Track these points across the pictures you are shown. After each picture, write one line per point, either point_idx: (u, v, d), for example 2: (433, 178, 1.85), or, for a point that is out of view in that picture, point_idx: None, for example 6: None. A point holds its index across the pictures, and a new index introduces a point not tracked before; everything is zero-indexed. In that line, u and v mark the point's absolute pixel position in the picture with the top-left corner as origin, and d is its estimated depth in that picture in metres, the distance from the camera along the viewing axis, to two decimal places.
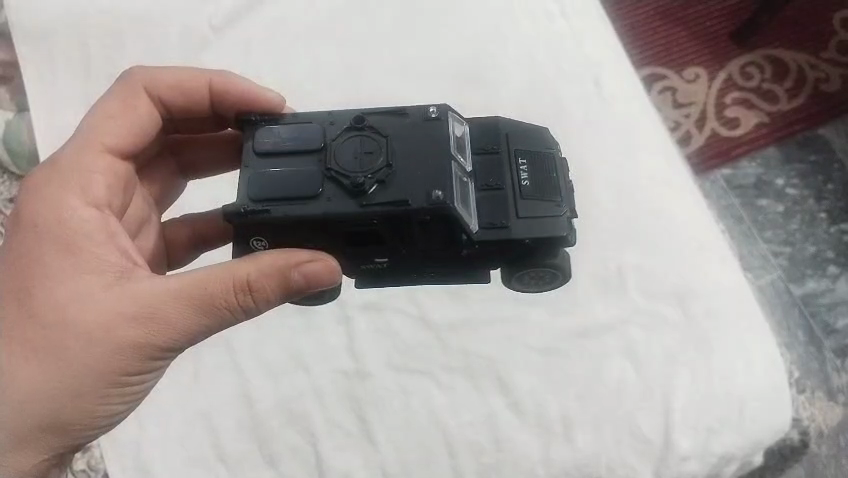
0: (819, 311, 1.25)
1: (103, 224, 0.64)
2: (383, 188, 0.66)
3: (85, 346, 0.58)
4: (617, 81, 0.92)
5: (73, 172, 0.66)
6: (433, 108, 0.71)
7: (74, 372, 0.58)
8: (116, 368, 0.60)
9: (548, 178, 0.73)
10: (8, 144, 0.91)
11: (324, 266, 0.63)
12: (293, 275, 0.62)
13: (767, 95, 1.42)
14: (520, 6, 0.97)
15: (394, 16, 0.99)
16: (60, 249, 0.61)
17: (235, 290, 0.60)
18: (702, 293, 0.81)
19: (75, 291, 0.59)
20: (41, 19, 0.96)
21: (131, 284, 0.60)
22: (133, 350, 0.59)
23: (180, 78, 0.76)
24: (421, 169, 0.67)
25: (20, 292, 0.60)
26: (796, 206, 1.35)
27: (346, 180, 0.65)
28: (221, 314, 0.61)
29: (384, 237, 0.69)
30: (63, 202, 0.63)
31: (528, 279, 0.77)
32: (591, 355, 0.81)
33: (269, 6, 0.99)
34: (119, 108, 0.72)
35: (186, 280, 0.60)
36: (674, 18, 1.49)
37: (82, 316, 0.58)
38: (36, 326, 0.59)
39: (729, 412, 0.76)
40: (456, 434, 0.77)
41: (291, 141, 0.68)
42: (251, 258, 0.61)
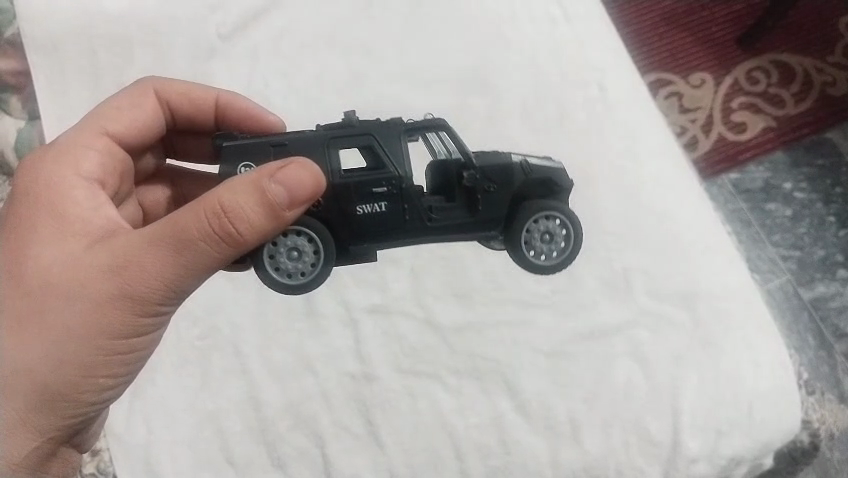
0: (830, 315, 1.25)
1: (93, 193, 0.64)
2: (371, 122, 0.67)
3: (71, 305, 0.58)
4: (621, 86, 0.93)
5: (66, 150, 0.68)
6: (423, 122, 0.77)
7: (62, 331, 0.59)
8: (103, 325, 0.59)
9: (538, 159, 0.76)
10: (20, 151, 0.95)
11: (306, 175, 0.56)
12: (270, 190, 0.55)
13: (773, 99, 1.42)
14: (524, 11, 0.98)
15: (398, 23, 1.00)
16: (48, 216, 0.62)
17: (209, 221, 0.55)
18: (707, 294, 0.81)
19: (59, 256, 0.60)
20: (53, 27, 0.98)
21: (114, 240, 0.60)
22: (116, 304, 0.58)
23: (191, 89, 0.79)
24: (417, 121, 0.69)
25: (12, 266, 0.61)
26: (805, 210, 1.35)
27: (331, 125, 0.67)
28: (201, 251, 0.56)
29: (380, 154, 0.63)
30: (53, 172, 0.65)
31: (542, 248, 0.67)
32: (598, 357, 0.80)
33: (276, 14, 1.01)
34: (126, 99, 0.75)
35: (161, 223, 0.57)
36: (679, 23, 1.49)
37: (66, 276, 0.59)
38: (24, 296, 0.60)
39: (738, 413, 0.77)
40: (463, 436, 0.77)
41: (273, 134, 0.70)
42: (225, 183, 0.56)
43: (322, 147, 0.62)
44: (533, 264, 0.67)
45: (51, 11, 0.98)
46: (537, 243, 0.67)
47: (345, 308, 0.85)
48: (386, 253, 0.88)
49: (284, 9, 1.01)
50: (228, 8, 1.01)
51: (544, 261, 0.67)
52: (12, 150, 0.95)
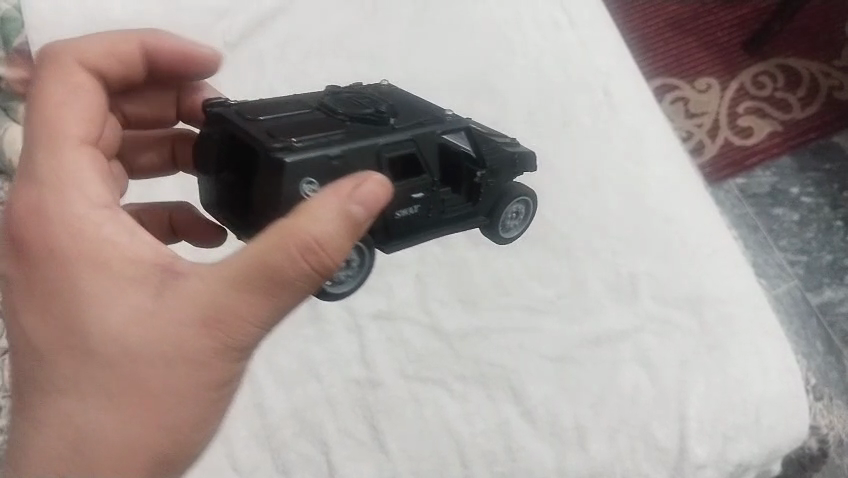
0: (838, 320, 1.24)
1: (122, 223, 0.54)
2: (394, 116, 0.65)
3: (165, 368, 0.51)
4: (625, 90, 0.93)
5: (56, 179, 0.55)
6: (381, 85, 0.77)
7: (160, 398, 0.52)
8: (204, 379, 0.53)
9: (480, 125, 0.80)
10: None
11: (382, 187, 0.52)
12: (356, 211, 0.51)
13: (780, 104, 1.42)
14: (530, 17, 0.98)
15: (404, 29, 1.00)
16: (89, 266, 0.52)
17: (302, 258, 0.50)
18: (713, 300, 0.81)
19: (122, 317, 0.51)
20: (60, 35, 0.98)
21: (179, 285, 0.52)
22: (214, 356, 0.52)
23: (111, 44, 0.65)
24: (410, 108, 0.70)
25: (68, 334, 0.52)
26: (812, 214, 1.34)
27: (356, 115, 0.63)
28: (301, 288, 0.51)
29: (423, 161, 0.64)
30: (65, 211, 0.53)
31: (513, 226, 0.79)
32: (604, 363, 0.80)
33: (281, 21, 1.01)
34: (70, 89, 0.60)
35: (240, 262, 0.51)
36: (684, 29, 1.49)
37: (143, 337, 0.51)
38: (94, 375, 0.51)
39: (744, 419, 0.77)
40: (469, 442, 0.78)
41: (270, 107, 0.61)
42: (300, 211, 0.50)
43: (378, 156, 0.60)
44: (502, 237, 0.79)
45: (57, 17, 0.98)
46: (509, 220, 0.78)
47: (349, 313, 0.85)
48: (390, 258, 0.88)
49: (289, 15, 1.01)
50: (234, 15, 1.01)
51: (513, 232, 0.79)
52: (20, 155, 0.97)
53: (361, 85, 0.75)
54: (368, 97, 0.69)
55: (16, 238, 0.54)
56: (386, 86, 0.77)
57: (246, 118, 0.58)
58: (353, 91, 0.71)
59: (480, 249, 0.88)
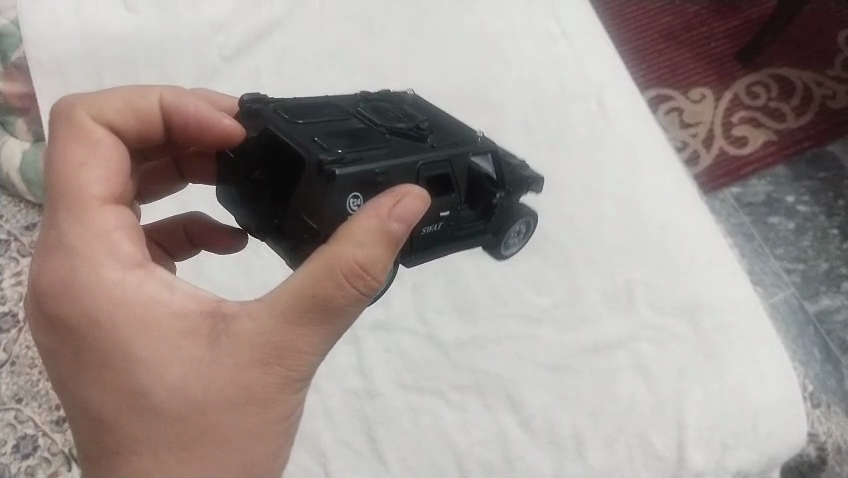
0: (835, 328, 1.24)
1: (161, 279, 0.54)
2: (430, 134, 0.64)
3: (231, 409, 0.52)
4: (618, 100, 0.93)
5: (88, 246, 0.55)
6: (406, 94, 0.76)
7: (234, 438, 0.52)
8: (270, 412, 0.53)
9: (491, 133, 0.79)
10: (23, 173, 0.99)
11: (415, 199, 0.52)
12: (396, 228, 0.51)
13: (774, 113, 1.43)
14: (524, 30, 0.99)
15: (400, 43, 1.01)
16: (136, 327, 0.52)
17: (350, 286, 0.50)
18: (710, 307, 0.81)
19: (177, 368, 0.52)
20: (58, 51, 0.98)
21: (229, 329, 0.52)
22: (275, 388, 0.52)
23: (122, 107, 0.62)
24: (439, 125, 0.69)
25: (129, 396, 0.52)
26: (808, 223, 1.35)
27: (395, 127, 0.62)
28: (353, 312, 0.52)
29: (454, 180, 0.63)
30: (99, 276, 0.54)
31: (507, 245, 0.80)
32: (602, 371, 0.80)
33: (277, 36, 1.02)
34: (88, 149, 0.59)
35: (285, 298, 0.51)
36: (678, 40, 1.51)
37: (202, 385, 0.51)
38: (161, 431, 0.52)
39: (742, 426, 0.77)
40: (467, 452, 0.78)
41: (312, 110, 0.60)
42: (339, 238, 0.50)
43: (416, 173, 0.58)
44: (495, 253, 0.80)
45: (55, 33, 0.99)
46: (509, 238, 0.79)
47: None
48: None
49: (285, 30, 1.02)
50: (231, 30, 1.02)
51: (505, 251, 0.81)
52: (16, 171, 1.00)
53: (391, 95, 0.73)
54: (401, 110, 0.68)
55: (54, 311, 0.55)
56: (410, 94, 0.77)
57: (291, 122, 0.56)
58: (385, 102, 0.69)
59: (476, 260, 0.88)
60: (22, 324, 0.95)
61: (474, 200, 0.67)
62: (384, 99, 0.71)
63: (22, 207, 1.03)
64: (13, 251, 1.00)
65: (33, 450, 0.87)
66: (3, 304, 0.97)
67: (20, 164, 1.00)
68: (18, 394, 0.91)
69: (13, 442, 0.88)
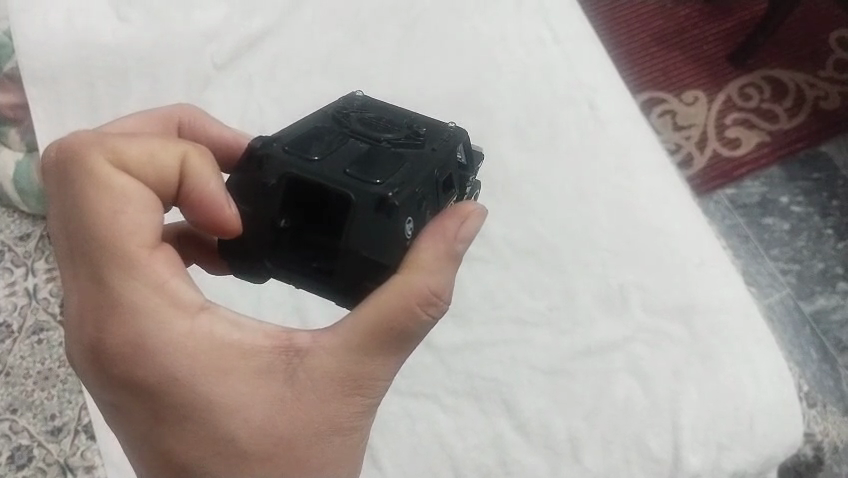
0: (831, 328, 1.25)
1: (224, 320, 0.52)
2: (423, 133, 0.60)
3: (318, 439, 0.52)
4: (610, 103, 0.93)
5: (149, 300, 0.51)
6: (359, 95, 0.70)
7: (323, 468, 0.53)
8: (351, 438, 0.54)
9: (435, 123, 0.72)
10: (17, 182, 1.01)
11: (474, 217, 0.54)
12: (461, 248, 0.52)
13: (766, 115, 1.43)
14: (515, 34, 0.99)
15: (391, 49, 1.01)
16: (210, 375, 0.50)
17: (424, 309, 0.51)
18: (704, 308, 0.81)
19: (262, 409, 0.50)
20: (50, 61, 0.99)
21: (308, 363, 0.51)
22: (356, 414, 0.53)
23: (143, 162, 0.54)
24: (413, 119, 0.63)
25: (213, 443, 0.51)
26: (803, 223, 1.35)
27: (394, 137, 0.57)
28: (424, 334, 0.53)
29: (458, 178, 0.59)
30: (165, 330, 0.50)
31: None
32: (597, 373, 0.80)
33: (269, 43, 1.02)
34: (117, 198, 0.52)
35: (361, 329, 0.51)
36: (671, 43, 1.51)
37: (288, 422, 0.51)
38: (253, 473, 0.51)
39: (738, 427, 0.77)
40: (462, 456, 0.78)
41: (317, 139, 0.54)
42: (405, 268, 0.50)
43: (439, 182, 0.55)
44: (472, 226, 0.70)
45: (47, 43, 0.99)
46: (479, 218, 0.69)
47: None
48: None
49: (276, 37, 1.03)
50: (223, 38, 1.02)
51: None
52: (11, 181, 1.01)
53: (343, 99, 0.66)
54: (381, 117, 0.62)
55: (116, 372, 0.51)
56: (360, 94, 0.70)
57: (316, 161, 0.51)
58: (359, 110, 0.63)
59: (470, 263, 0.88)
60: (18, 334, 0.97)
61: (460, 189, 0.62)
62: (350, 107, 0.64)
63: (17, 217, 1.04)
64: (8, 262, 1.01)
65: (28, 460, 0.89)
66: None
67: (14, 173, 1.01)
68: (12, 405, 0.92)
69: (8, 453, 0.90)
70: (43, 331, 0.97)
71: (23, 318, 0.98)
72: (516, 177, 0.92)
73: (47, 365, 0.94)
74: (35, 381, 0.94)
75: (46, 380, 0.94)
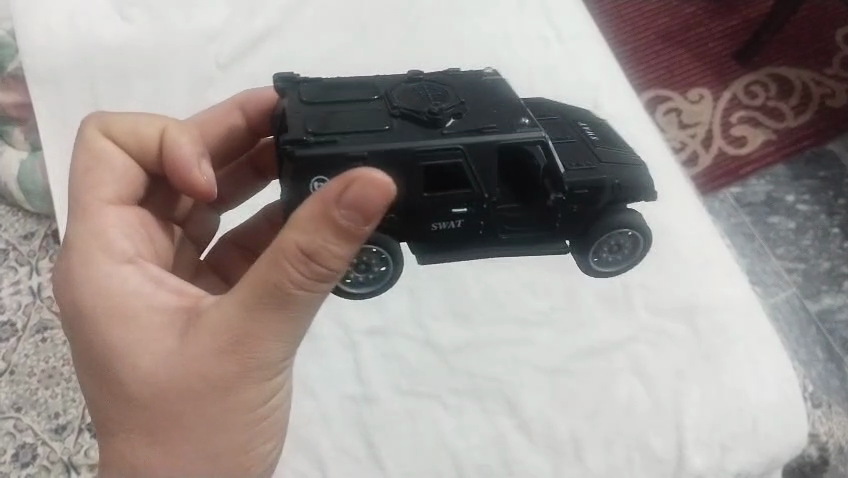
0: (836, 327, 1.24)
1: (146, 274, 0.61)
2: (456, 116, 0.66)
3: (195, 397, 0.57)
4: (615, 101, 0.93)
5: (88, 247, 0.62)
6: (489, 71, 0.74)
7: (199, 419, 0.58)
8: (236, 401, 0.58)
9: (608, 130, 0.77)
10: (22, 182, 1.02)
11: (371, 185, 0.51)
12: (340, 215, 0.51)
13: (773, 113, 1.43)
14: (517, 34, 0.99)
15: (393, 48, 1.01)
16: (113, 320, 0.59)
17: (297, 274, 0.53)
18: (709, 309, 0.80)
19: (150, 356, 0.57)
20: (53, 60, 0.99)
21: (198, 321, 0.57)
22: (238, 375, 0.57)
23: (128, 130, 0.69)
24: (494, 108, 0.68)
25: (110, 379, 0.59)
26: (808, 222, 1.34)
27: (416, 114, 0.65)
28: (309, 302, 0.55)
29: (468, 174, 0.67)
30: (90, 275, 0.61)
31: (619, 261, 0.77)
32: (599, 373, 0.80)
33: (272, 43, 1.02)
34: (94, 160, 0.67)
35: (242, 289, 0.55)
36: (676, 41, 1.50)
37: (167, 371, 0.57)
38: (137, 410, 0.58)
39: (742, 428, 0.76)
40: (464, 456, 0.78)
41: (342, 92, 0.66)
42: (288, 226, 0.53)
43: (410, 165, 0.64)
44: (606, 268, 0.77)
45: (52, 44, 1.00)
46: (604, 253, 0.76)
47: (344, 331, 0.85)
48: None
49: (279, 37, 1.03)
50: (226, 38, 1.02)
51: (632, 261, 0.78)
52: (15, 182, 1.03)
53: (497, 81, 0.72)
54: (457, 90, 0.68)
55: (59, 306, 0.62)
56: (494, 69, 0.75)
57: (303, 103, 0.64)
58: (446, 83, 0.69)
59: (473, 263, 0.88)
60: (21, 333, 0.98)
61: (544, 211, 0.72)
62: (453, 80, 0.70)
63: (21, 216, 1.06)
64: (11, 261, 1.03)
65: (33, 458, 0.90)
66: (3, 314, 0.99)
67: (18, 174, 1.02)
68: (17, 403, 0.93)
69: (12, 451, 0.90)
70: (47, 330, 0.98)
71: (27, 317, 0.99)
72: None
73: (51, 364, 0.95)
74: (39, 379, 0.94)
75: (50, 379, 0.95)
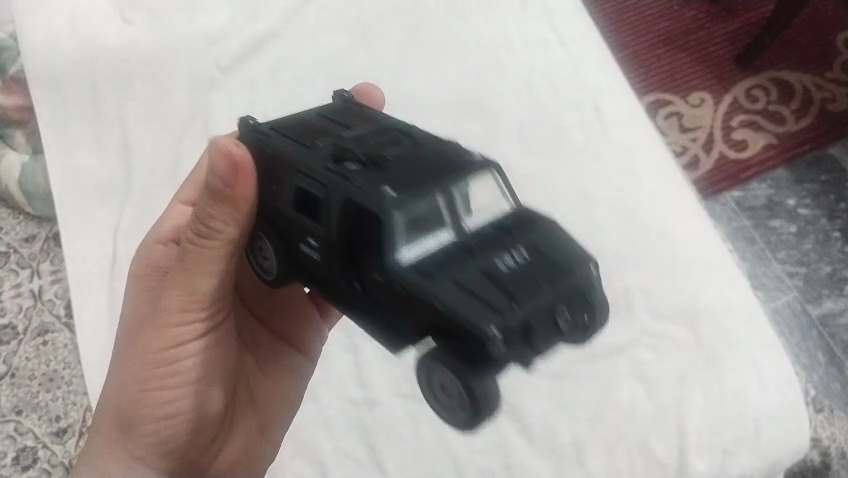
0: (838, 331, 1.24)
1: (164, 250, 0.71)
2: (356, 159, 0.54)
3: (132, 332, 0.68)
4: (617, 103, 0.92)
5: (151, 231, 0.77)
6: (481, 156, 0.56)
7: (127, 353, 0.67)
8: (147, 343, 0.65)
9: (543, 286, 0.49)
10: (23, 184, 1.02)
11: (222, 151, 0.56)
12: (210, 178, 0.57)
13: (774, 117, 1.43)
14: (518, 36, 0.98)
15: (395, 52, 1.01)
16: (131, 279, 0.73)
17: (189, 228, 0.61)
18: (711, 312, 0.80)
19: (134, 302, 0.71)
20: (56, 64, 1.00)
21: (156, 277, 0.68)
22: (154, 318, 0.65)
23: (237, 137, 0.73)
24: (409, 172, 0.53)
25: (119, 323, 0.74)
26: (809, 226, 1.34)
27: (329, 147, 0.56)
28: (199, 258, 0.61)
29: (321, 213, 0.54)
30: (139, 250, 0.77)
31: (436, 405, 0.53)
32: (599, 376, 0.80)
33: (273, 46, 1.02)
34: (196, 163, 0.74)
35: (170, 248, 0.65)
36: (677, 45, 1.51)
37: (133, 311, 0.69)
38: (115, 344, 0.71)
39: (745, 433, 0.75)
40: (466, 460, 0.78)
41: (331, 119, 0.61)
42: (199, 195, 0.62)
43: (292, 176, 0.56)
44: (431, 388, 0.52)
45: (52, 48, 1.00)
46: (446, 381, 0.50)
47: (345, 334, 0.85)
48: None
49: (281, 40, 1.03)
50: (226, 40, 1.02)
51: (444, 415, 0.53)
52: (16, 183, 1.03)
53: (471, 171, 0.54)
54: (401, 146, 0.55)
55: None
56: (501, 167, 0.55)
57: (318, 114, 0.63)
58: (415, 144, 0.56)
59: None
60: (23, 336, 0.98)
61: (385, 298, 0.52)
62: (430, 143, 0.57)
63: (22, 218, 1.06)
64: (12, 263, 1.03)
65: (33, 462, 0.90)
66: (4, 317, 0.99)
67: (19, 175, 1.02)
68: (17, 406, 0.93)
69: (12, 454, 0.91)
70: (48, 333, 0.97)
71: (28, 320, 0.99)
72: (521, 179, 0.92)
73: (52, 367, 0.95)
74: (40, 382, 0.94)
75: (51, 382, 0.94)
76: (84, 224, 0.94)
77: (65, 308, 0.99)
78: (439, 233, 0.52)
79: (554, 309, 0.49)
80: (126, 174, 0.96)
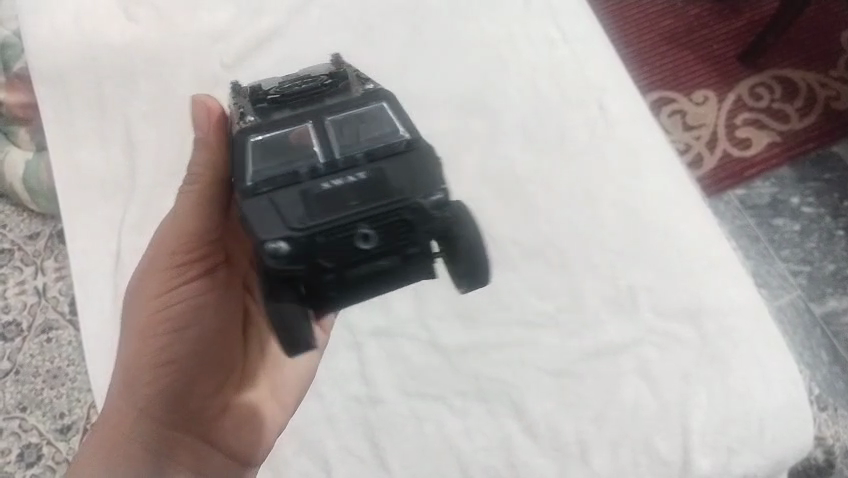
0: (842, 330, 1.24)
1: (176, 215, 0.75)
2: (269, 108, 0.59)
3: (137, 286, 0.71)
4: (621, 102, 0.92)
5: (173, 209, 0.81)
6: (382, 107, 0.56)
7: (134, 304, 0.70)
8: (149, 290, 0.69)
9: (347, 208, 0.50)
10: (27, 181, 1.03)
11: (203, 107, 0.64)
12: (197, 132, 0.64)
13: (778, 115, 1.43)
14: (522, 34, 0.98)
15: (399, 50, 1.01)
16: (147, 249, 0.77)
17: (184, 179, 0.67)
18: (715, 310, 0.80)
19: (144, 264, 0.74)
20: (60, 61, 1.00)
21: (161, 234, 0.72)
22: (156, 265, 0.69)
23: None
24: (295, 117, 0.55)
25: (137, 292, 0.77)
26: (813, 224, 1.34)
27: (258, 100, 0.60)
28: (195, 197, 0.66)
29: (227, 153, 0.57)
30: None
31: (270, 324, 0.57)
32: (603, 376, 0.80)
33: (277, 44, 1.02)
34: None
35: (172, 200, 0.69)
36: (681, 42, 1.50)
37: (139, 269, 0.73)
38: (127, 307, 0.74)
39: (748, 431, 0.76)
40: (470, 457, 0.78)
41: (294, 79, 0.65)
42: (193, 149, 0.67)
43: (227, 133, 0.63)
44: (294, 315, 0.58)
45: (55, 45, 1.00)
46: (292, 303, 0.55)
47: (348, 332, 0.85)
48: None
49: (284, 38, 1.02)
50: (231, 38, 1.02)
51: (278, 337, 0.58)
52: (20, 181, 1.03)
53: (340, 122, 0.55)
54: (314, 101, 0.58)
55: None
56: (387, 113, 0.55)
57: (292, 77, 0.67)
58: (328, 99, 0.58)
59: None
60: (27, 333, 0.98)
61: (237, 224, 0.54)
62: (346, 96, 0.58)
63: (25, 215, 1.06)
64: (16, 260, 1.03)
65: (38, 458, 0.91)
66: (8, 314, 1.00)
67: (24, 173, 1.03)
68: (21, 403, 0.94)
69: (17, 451, 0.92)
70: (52, 330, 0.98)
71: (32, 317, 0.99)
72: (525, 177, 0.91)
73: (57, 364, 0.96)
74: (45, 379, 0.95)
75: (55, 379, 0.95)
76: (86, 221, 0.94)
77: (69, 305, 0.99)
78: (294, 161, 0.52)
79: (357, 234, 0.50)
80: (130, 171, 0.95)
